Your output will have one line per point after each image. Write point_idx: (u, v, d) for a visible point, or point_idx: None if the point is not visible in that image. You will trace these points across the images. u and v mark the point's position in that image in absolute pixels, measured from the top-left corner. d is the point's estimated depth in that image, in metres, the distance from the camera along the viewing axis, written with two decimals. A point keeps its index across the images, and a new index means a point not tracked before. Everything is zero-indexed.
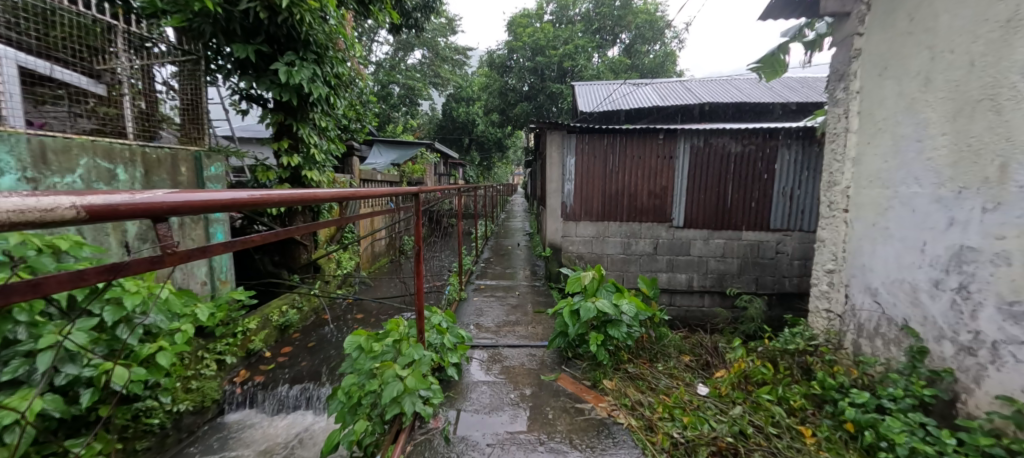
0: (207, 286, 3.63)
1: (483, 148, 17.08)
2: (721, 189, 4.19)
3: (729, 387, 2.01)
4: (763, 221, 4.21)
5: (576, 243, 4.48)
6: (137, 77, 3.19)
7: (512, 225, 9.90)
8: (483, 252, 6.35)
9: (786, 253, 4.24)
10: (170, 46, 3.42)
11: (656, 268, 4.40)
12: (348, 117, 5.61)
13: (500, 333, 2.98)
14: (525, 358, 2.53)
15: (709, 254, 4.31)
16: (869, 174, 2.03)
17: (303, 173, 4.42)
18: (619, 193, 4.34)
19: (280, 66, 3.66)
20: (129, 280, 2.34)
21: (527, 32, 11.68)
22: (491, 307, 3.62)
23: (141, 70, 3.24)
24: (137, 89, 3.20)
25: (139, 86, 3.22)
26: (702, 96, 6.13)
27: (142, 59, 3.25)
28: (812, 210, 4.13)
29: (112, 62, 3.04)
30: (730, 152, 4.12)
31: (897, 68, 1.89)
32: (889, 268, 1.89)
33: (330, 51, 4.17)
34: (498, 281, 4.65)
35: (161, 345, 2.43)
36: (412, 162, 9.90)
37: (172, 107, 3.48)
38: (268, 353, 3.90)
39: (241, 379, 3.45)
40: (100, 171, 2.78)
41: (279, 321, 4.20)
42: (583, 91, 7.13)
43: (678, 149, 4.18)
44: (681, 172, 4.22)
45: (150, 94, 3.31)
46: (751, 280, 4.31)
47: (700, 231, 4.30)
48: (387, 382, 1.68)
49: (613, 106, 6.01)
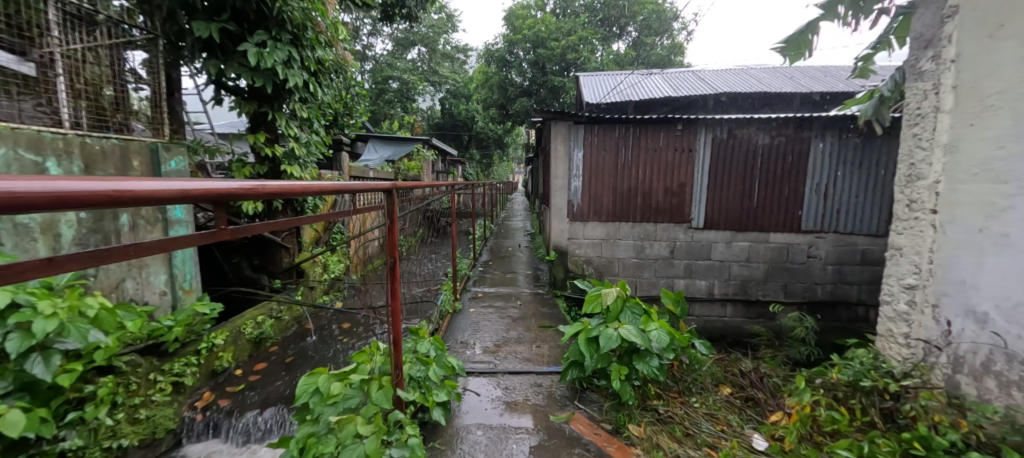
0: (168, 297, 3.22)
1: (483, 145, 16.66)
2: (746, 186, 3.76)
3: (794, 439, 1.56)
4: (794, 221, 3.77)
5: (584, 246, 4.02)
6: (104, 62, 2.95)
7: (513, 225, 9.45)
8: (481, 255, 5.94)
9: (819, 257, 3.80)
10: (135, 27, 3.09)
11: (674, 274, 3.95)
12: (332, 109, 5.19)
13: (499, 355, 2.53)
14: (530, 390, 2.09)
15: (732, 258, 3.87)
16: (972, 165, 1.60)
17: (283, 169, 4.10)
18: (632, 190, 3.89)
19: (248, 46, 3.20)
20: (45, 297, 1.95)
21: (528, 23, 11.18)
22: (488, 320, 3.18)
23: (104, 53, 2.95)
24: (104, 76, 2.94)
25: (106, 71, 2.96)
26: (717, 86, 5.67)
27: (100, 39, 2.92)
28: (849, 208, 3.71)
29: (67, 43, 2.73)
30: (757, 144, 3.70)
31: (1020, 25, 1.45)
32: (1011, 286, 1.45)
33: (309, 31, 3.72)
34: (497, 288, 4.20)
35: (74, 370, 2.05)
36: (408, 159, 9.57)
37: (143, 91, 3.18)
38: (239, 371, 3.46)
39: (204, 403, 3.01)
40: (23, 164, 2.35)
41: (252, 334, 3.76)
42: (588, 82, 6.65)
43: (698, 141, 3.74)
44: (702, 167, 3.78)
45: (116, 80, 3.02)
46: (779, 287, 3.87)
47: (723, 233, 3.86)
48: (344, 444, 1.27)
49: (621, 97, 5.54)
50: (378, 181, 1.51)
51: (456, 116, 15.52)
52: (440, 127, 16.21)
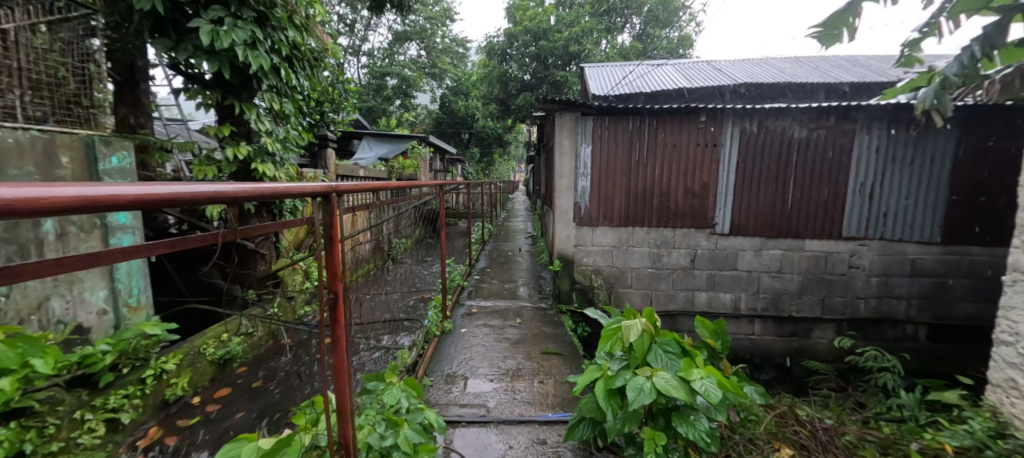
0: (108, 316, 2.76)
1: (483, 143, 16.17)
2: (779, 187, 3.29)
3: None
4: (834, 226, 3.30)
5: (592, 254, 3.55)
6: (59, 49, 2.65)
7: (512, 227, 8.96)
8: (479, 260, 5.47)
9: (862, 267, 3.32)
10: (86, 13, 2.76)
11: (695, 286, 3.48)
12: (313, 101, 4.73)
13: (493, 394, 2.07)
14: (531, 451, 1.63)
15: (762, 269, 3.40)
16: None
17: (253, 168, 3.61)
18: (647, 191, 3.41)
19: (201, 23, 2.72)
20: None
21: (529, 14, 10.67)
22: (483, 343, 2.72)
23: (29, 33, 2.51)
24: (66, 67, 2.69)
25: (44, 56, 2.58)
26: (736, 77, 5.18)
27: (23, 17, 2.47)
28: (898, 212, 3.23)
29: None
30: (792, 138, 3.23)
31: None
32: None
33: (278, 9, 3.24)
34: (495, 300, 3.75)
35: None
36: (404, 157, 9.17)
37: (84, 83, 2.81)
38: (197, 399, 3.00)
39: (146, 442, 2.52)
40: None
41: (215, 354, 3.30)
42: (594, 73, 6.15)
43: (724, 135, 3.27)
44: (727, 164, 3.30)
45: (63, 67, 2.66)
46: (815, 301, 3.40)
47: (752, 240, 3.38)
48: None
49: (631, 89, 5.05)
50: (309, 182, 1.06)
51: (455, 114, 15.08)
52: (439, 125, 15.80)
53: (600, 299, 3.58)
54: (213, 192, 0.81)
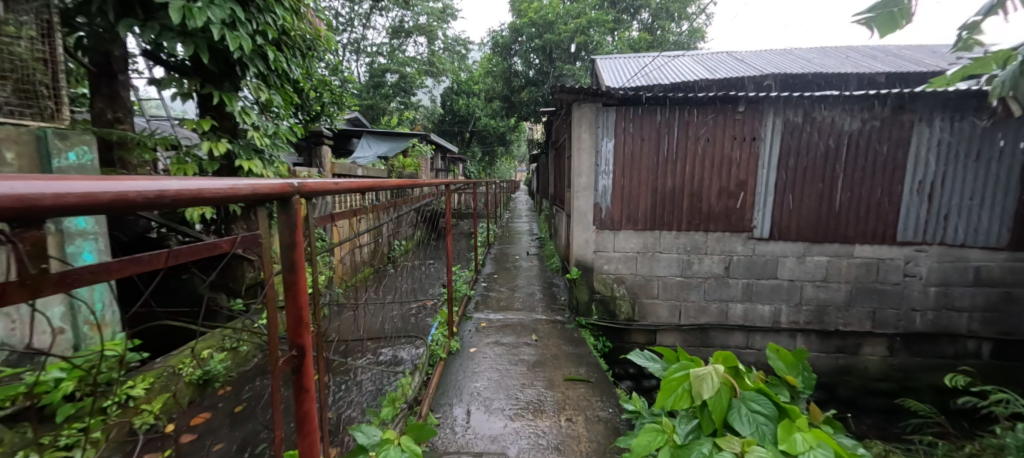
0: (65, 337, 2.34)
1: (486, 141, 15.80)
2: (826, 186, 2.93)
3: None
4: (887, 230, 2.94)
5: (614, 261, 3.19)
6: (39, 38, 2.19)
7: (518, 228, 8.60)
8: (485, 265, 5.11)
9: (919, 276, 2.96)
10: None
11: (729, 297, 3.11)
12: (307, 93, 4.36)
13: (512, 438, 1.72)
14: None
15: (805, 277, 3.04)
16: None
17: (238, 165, 3.25)
18: (676, 190, 3.05)
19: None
20: None
21: (534, 7, 10.27)
22: (497, 366, 2.36)
23: None
24: (36, 54, 2.19)
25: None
26: (762, 67, 4.80)
27: None
28: (961, 214, 2.86)
29: None
30: (841, 131, 2.86)
31: None
32: None
33: None
34: (505, 311, 3.39)
35: None
36: (404, 156, 8.82)
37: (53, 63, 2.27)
38: (171, 427, 2.64)
39: None
40: None
41: (195, 375, 2.94)
42: (607, 64, 5.78)
43: (764, 127, 2.90)
44: (768, 160, 2.94)
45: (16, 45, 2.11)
46: (865, 314, 3.04)
47: (794, 245, 3.02)
48: None
49: (649, 80, 4.68)
50: (244, 180, 0.65)
51: (457, 112, 14.70)
52: (440, 123, 15.43)
53: (622, 311, 3.22)
54: (11, 192, 0.34)
